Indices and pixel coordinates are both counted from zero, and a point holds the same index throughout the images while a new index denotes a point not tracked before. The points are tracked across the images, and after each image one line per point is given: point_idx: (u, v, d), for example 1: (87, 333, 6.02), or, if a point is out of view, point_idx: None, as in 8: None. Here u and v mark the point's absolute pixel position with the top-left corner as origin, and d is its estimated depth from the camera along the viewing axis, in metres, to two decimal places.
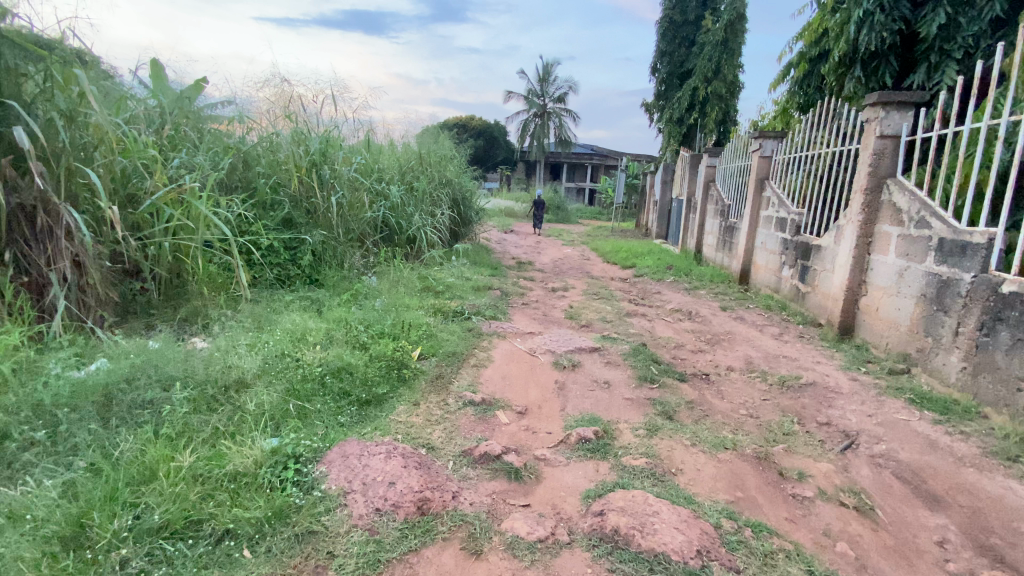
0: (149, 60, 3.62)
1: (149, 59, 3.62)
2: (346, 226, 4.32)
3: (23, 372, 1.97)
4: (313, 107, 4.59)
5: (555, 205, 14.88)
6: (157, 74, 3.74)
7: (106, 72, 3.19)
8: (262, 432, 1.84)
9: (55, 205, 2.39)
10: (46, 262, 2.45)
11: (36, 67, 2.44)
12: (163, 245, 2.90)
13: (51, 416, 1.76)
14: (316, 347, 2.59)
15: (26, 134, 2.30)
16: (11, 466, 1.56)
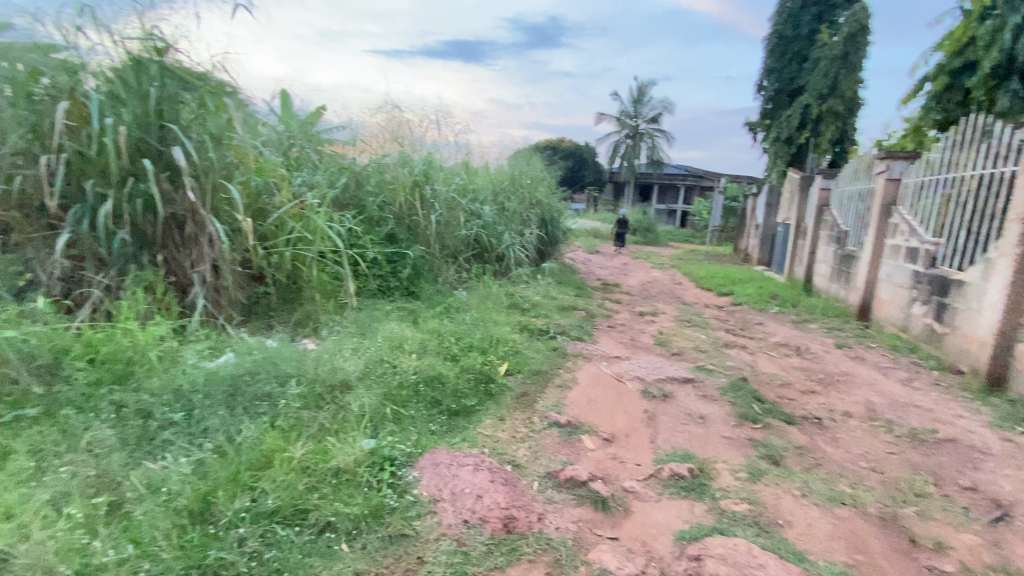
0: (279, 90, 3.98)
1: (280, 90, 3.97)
2: (442, 242, 4.53)
3: (164, 361, 2.20)
4: (417, 130, 4.89)
5: (644, 226, 14.47)
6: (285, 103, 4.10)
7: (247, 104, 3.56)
8: (363, 431, 1.95)
9: (202, 215, 2.75)
10: (190, 264, 2.83)
11: (193, 96, 2.83)
12: (285, 254, 3.22)
13: (187, 400, 1.97)
14: (410, 356, 2.70)
15: (183, 152, 2.69)
16: (152, 442, 1.78)
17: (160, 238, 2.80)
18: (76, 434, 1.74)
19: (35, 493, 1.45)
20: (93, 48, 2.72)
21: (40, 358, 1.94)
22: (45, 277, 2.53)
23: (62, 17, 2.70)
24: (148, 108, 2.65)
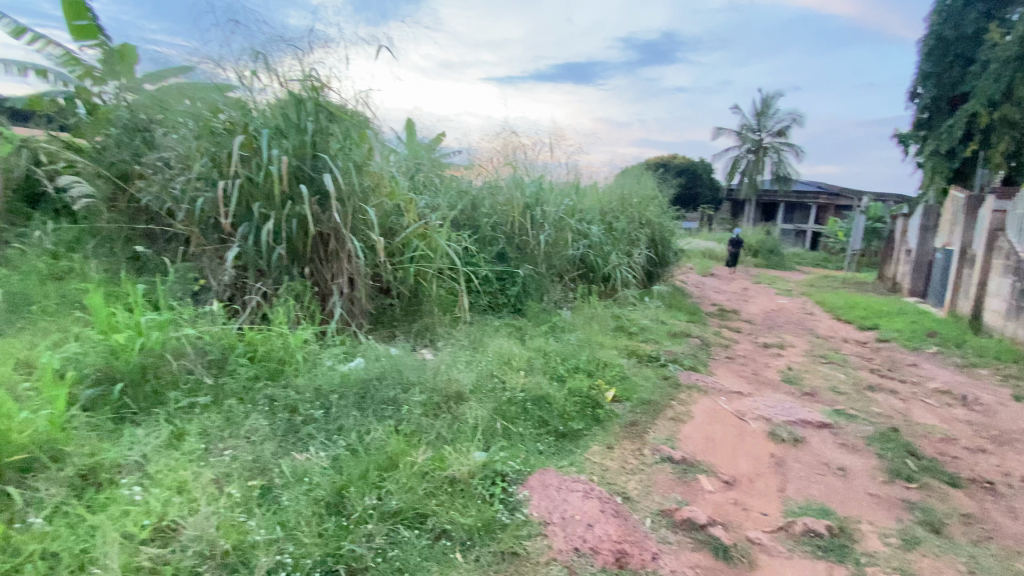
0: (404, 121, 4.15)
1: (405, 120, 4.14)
2: (550, 262, 4.60)
3: (306, 361, 2.39)
4: (530, 153, 5.04)
5: (767, 248, 13.29)
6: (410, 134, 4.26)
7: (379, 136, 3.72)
8: (476, 443, 2.02)
9: (342, 234, 3.09)
10: (331, 276, 3.18)
11: (339, 128, 3.21)
12: (408, 269, 3.48)
13: (325, 399, 2.15)
14: (518, 373, 2.75)
15: (331, 178, 3.05)
16: (297, 435, 1.93)
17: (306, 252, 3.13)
18: (236, 424, 1.91)
19: (203, 473, 1.57)
20: (261, 89, 3.18)
21: (211, 353, 2.17)
22: (214, 284, 2.97)
23: (239, 62, 3.17)
24: (304, 141, 3.05)
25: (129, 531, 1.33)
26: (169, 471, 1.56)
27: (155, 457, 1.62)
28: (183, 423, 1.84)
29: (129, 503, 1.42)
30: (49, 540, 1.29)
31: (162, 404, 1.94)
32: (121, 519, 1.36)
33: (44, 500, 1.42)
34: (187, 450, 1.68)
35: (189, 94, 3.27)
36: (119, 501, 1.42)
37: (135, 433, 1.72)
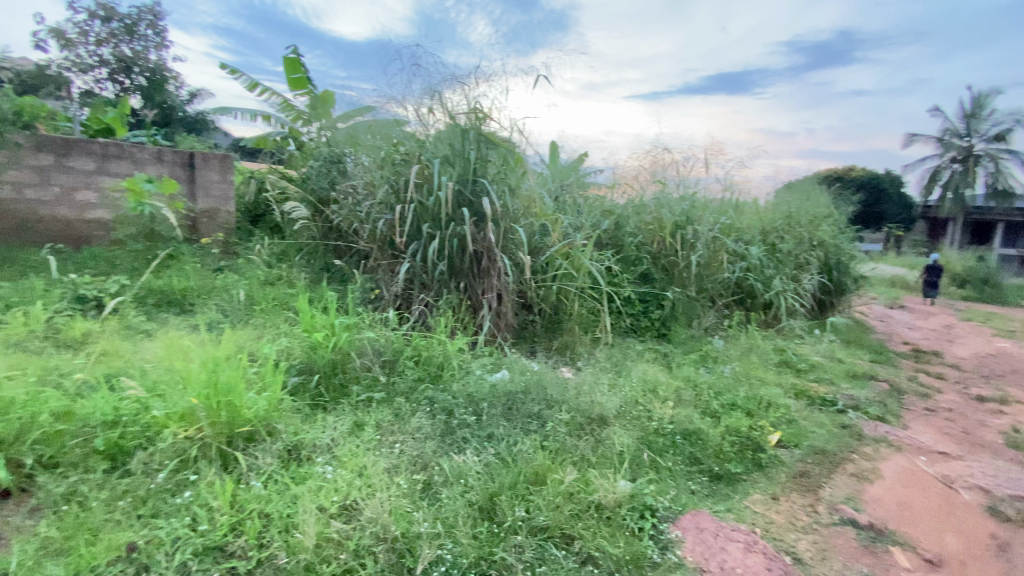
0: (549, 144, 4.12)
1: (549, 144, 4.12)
2: (701, 285, 4.29)
3: (457, 369, 2.51)
4: (681, 169, 4.76)
5: (981, 277, 10.75)
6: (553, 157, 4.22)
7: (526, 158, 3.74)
8: (622, 471, 1.97)
9: (495, 252, 3.25)
10: (482, 291, 3.30)
11: (497, 154, 3.43)
12: (551, 287, 3.51)
13: (477, 406, 2.24)
14: (666, 403, 2.60)
15: (489, 200, 3.27)
16: (454, 436, 2.04)
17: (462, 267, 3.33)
18: (403, 420, 2.08)
19: (378, 462, 1.74)
20: (435, 118, 3.50)
21: (384, 355, 2.42)
22: (385, 293, 3.32)
23: (415, 100, 3.58)
24: (467, 167, 3.30)
25: (322, 504, 1.50)
26: (353, 455, 1.74)
27: (343, 441, 1.83)
28: (364, 415, 2.06)
29: (321, 479, 1.60)
30: (264, 502, 1.47)
31: (348, 394, 2.20)
32: (315, 493, 1.53)
33: (260, 467, 1.62)
34: (367, 439, 1.88)
35: (377, 131, 3.78)
36: (314, 476, 1.61)
37: (327, 420, 1.97)
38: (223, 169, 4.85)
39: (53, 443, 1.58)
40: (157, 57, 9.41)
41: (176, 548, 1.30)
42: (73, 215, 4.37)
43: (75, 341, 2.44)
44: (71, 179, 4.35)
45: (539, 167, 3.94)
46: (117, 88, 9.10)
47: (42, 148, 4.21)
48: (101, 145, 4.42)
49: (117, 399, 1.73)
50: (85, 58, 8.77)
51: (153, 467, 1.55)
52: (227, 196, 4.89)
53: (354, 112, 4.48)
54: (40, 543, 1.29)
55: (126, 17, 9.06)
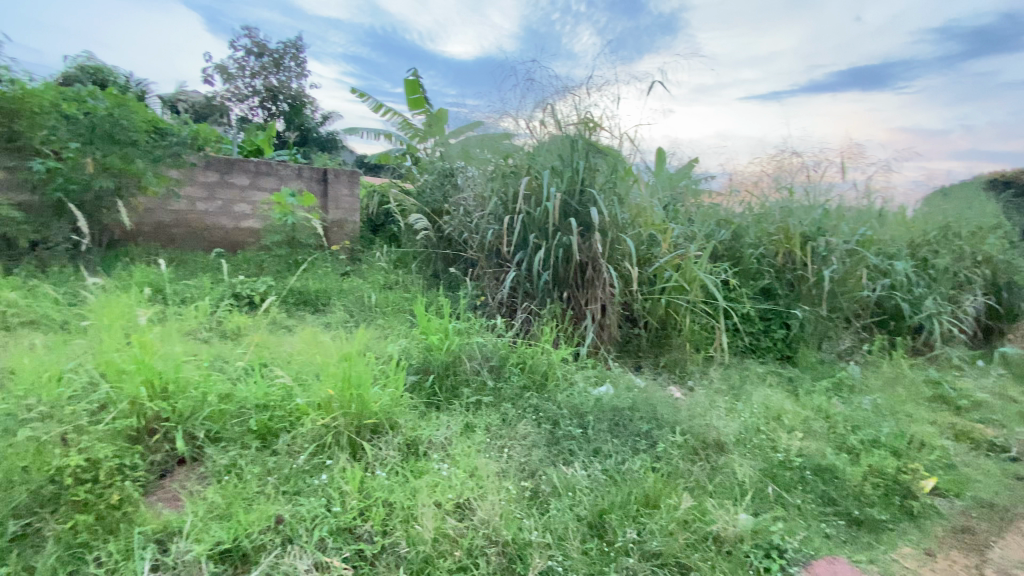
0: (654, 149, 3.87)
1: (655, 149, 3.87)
2: (834, 304, 3.86)
3: (561, 380, 2.47)
4: (810, 174, 4.29)
5: None
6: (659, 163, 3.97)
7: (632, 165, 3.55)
8: (742, 503, 1.82)
9: (601, 263, 3.18)
10: (586, 302, 3.23)
11: (608, 164, 3.38)
12: (660, 300, 3.35)
13: (581, 419, 2.19)
14: (792, 433, 2.35)
15: (599, 210, 3.22)
16: (560, 447, 2.02)
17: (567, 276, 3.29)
18: (510, 426, 2.11)
19: (489, 464, 1.78)
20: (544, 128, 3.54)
21: (492, 360, 2.47)
22: (490, 301, 3.38)
23: (526, 112, 3.65)
24: (576, 177, 3.27)
25: (437, 500, 1.56)
26: (465, 456, 1.80)
27: (457, 441, 1.91)
28: (474, 418, 2.11)
29: (437, 475, 1.68)
30: (387, 492, 1.57)
31: (459, 395, 2.29)
32: (431, 489, 1.60)
33: (383, 459, 1.74)
34: (478, 441, 1.94)
35: (489, 145, 3.88)
36: (431, 472, 1.69)
37: (440, 418, 2.07)
38: (351, 184, 5.40)
39: (217, 420, 1.81)
40: (298, 85, 10.70)
41: (315, 525, 1.43)
42: (231, 225, 5.09)
43: (233, 332, 2.81)
44: (231, 194, 5.04)
45: (645, 172, 3.66)
46: (266, 115, 10.49)
47: (210, 167, 4.91)
48: (255, 164, 5.10)
49: (268, 385, 1.96)
50: (243, 90, 10.25)
51: (296, 448, 1.72)
52: (354, 208, 5.43)
53: (465, 127, 4.66)
54: (205, 508, 1.43)
55: (274, 53, 10.43)
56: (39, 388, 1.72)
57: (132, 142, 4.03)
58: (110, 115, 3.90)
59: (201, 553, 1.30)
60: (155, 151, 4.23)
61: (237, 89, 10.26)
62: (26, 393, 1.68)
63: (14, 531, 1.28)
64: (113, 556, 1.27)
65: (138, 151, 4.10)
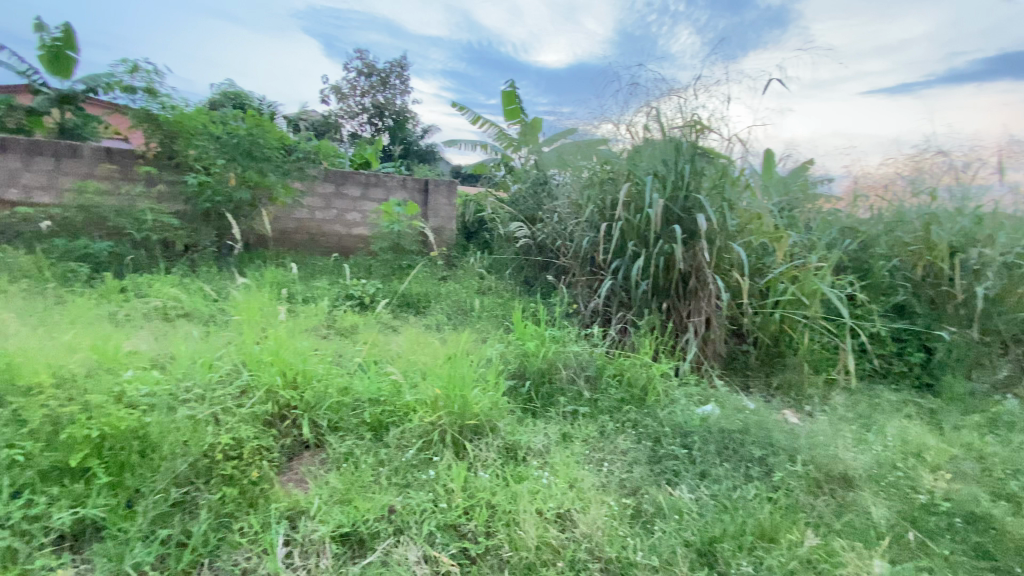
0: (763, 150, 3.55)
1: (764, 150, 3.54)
2: (988, 326, 3.32)
3: (662, 396, 2.36)
4: (958, 175, 3.74)
5: None
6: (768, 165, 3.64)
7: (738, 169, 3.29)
8: (878, 547, 1.61)
9: (707, 273, 3.01)
10: (688, 313, 3.08)
11: (716, 168, 3.19)
12: (773, 315, 3.10)
13: (685, 437, 2.08)
14: (936, 472, 2.04)
15: (706, 217, 3.04)
16: (662, 465, 1.93)
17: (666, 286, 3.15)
18: (609, 438, 2.05)
19: (589, 476, 1.75)
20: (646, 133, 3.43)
21: (589, 370, 2.42)
22: (582, 309, 3.33)
23: (627, 116, 3.56)
24: (680, 181, 3.10)
25: (539, 507, 1.56)
26: (565, 466, 1.78)
27: (556, 448, 1.90)
28: (571, 427, 2.09)
29: (537, 482, 1.67)
30: (490, 493, 1.60)
31: (555, 404, 2.26)
32: (532, 495, 1.60)
33: (485, 459, 1.78)
34: (577, 452, 1.91)
35: (586, 151, 3.80)
36: (531, 478, 1.69)
37: (537, 425, 2.06)
38: (449, 193, 5.66)
39: (336, 411, 1.97)
40: (402, 102, 11.45)
41: (425, 518, 1.49)
42: (344, 232, 5.55)
43: (346, 330, 3.04)
44: (344, 204, 5.49)
45: (753, 175, 3.36)
46: (374, 130, 11.34)
47: (327, 179, 5.38)
48: (365, 176, 5.50)
49: (380, 381, 2.10)
50: (354, 109, 11.18)
51: (405, 442, 1.82)
52: (451, 216, 5.70)
53: (559, 133, 4.64)
54: (329, 492, 1.56)
55: (382, 73, 11.28)
56: (195, 371, 1.96)
57: (266, 158, 4.56)
58: (249, 134, 4.44)
59: (325, 533, 1.40)
60: (284, 165, 4.72)
61: (349, 108, 11.22)
62: (186, 375, 1.93)
63: (176, 496, 1.44)
64: (252, 529, 1.41)
65: (271, 166, 4.60)
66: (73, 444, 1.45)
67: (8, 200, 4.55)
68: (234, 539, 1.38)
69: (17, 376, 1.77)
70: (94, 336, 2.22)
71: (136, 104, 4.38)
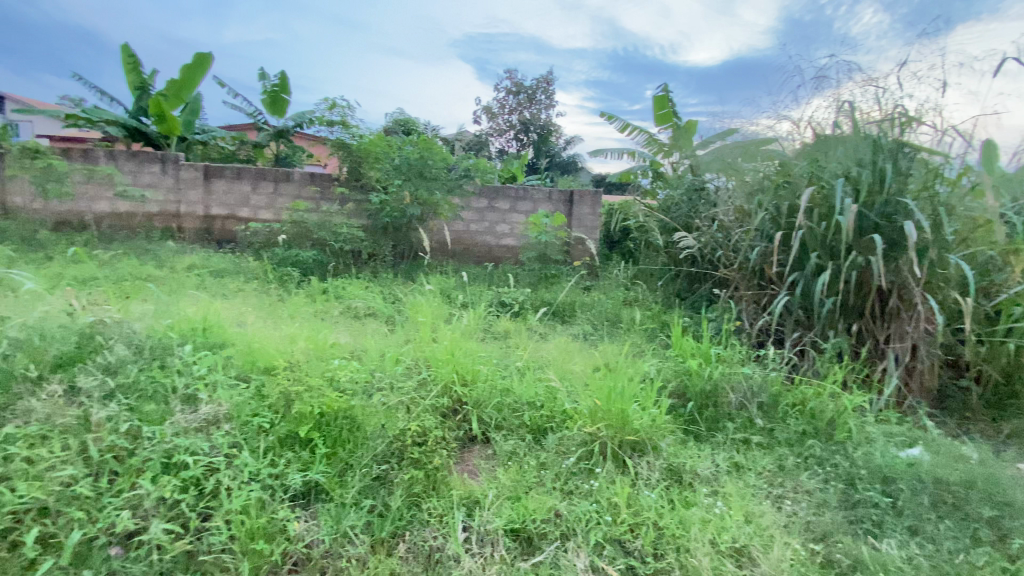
0: (987, 138, 2.90)
1: (987, 138, 2.89)
2: None
3: (854, 432, 2.06)
4: None
5: None
6: (992, 157, 2.97)
7: (956, 166, 2.74)
8: None
9: (914, 292, 2.56)
10: (885, 338, 2.65)
11: (928, 168, 2.70)
12: (1007, 345, 2.52)
13: (886, 483, 1.78)
14: None
15: (916, 225, 2.57)
16: (857, 512, 1.68)
17: (857, 305, 2.74)
18: (788, 474, 1.84)
19: (770, 513, 1.60)
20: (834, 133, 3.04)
21: (762, 396, 2.21)
22: (747, 327, 3.04)
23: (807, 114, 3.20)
24: (879, 184, 2.68)
25: (713, 538, 1.47)
26: (740, 498, 1.65)
27: (727, 477, 1.77)
28: (742, 456, 1.92)
29: (708, 511, 1.58)
30: (656, 514, 1.55)
31: (722, 428, 2.10)
32: (703, 524, 1.51)
33: (648, 478, 1.74)
34: (751, 484, 1.75)
35: (755, 154, 3.46)
36: (700, 506, 1.60)
37: (703, 449, 1.93)
38: (594, 204, 5.68)
39: (500, 411, 2.09)
40: (546, 116, 11.85)
41: (591, 528, 1.50)
42: (493, 242, 5.89)
43: (501, 334, 3.22)
44: (496, 216, 5.82)
45: (973, 171, 2.77)
46: (519, 145, 11.90)
47: (482, 193, 5.77)
48: (515, 190, 5.77)
49: (537, 387, 2.19)
50: (503, 126, 11.86)
51: (565, 449, 1.85)
52: (594, 226, 5.72)
53: (717, 135, 4.34)
54: (499, 488, 1.66)
55: (529, 90, 11.78)
56: (384, 365, 2.24)
57: (434, 177, 5.03)
58: (420, 155, 4.93)
59: (499, 526, 1.50)
60: (448, 184, 5.16)
61: (498, 126, 11.94)
62: (376, 367, 2.22)
63: (377, 472, 1.66)
64: (436, 510, 1.57)
65: (438, 184, 5.08)
66: (301, 417, 1.77)
67: (242, 217, 5.71)
68: (422, 517, 1.54)
69: (257, 360, 2.19)
70: (306, 329, 2.65)
71: (333, 135, 5.25)
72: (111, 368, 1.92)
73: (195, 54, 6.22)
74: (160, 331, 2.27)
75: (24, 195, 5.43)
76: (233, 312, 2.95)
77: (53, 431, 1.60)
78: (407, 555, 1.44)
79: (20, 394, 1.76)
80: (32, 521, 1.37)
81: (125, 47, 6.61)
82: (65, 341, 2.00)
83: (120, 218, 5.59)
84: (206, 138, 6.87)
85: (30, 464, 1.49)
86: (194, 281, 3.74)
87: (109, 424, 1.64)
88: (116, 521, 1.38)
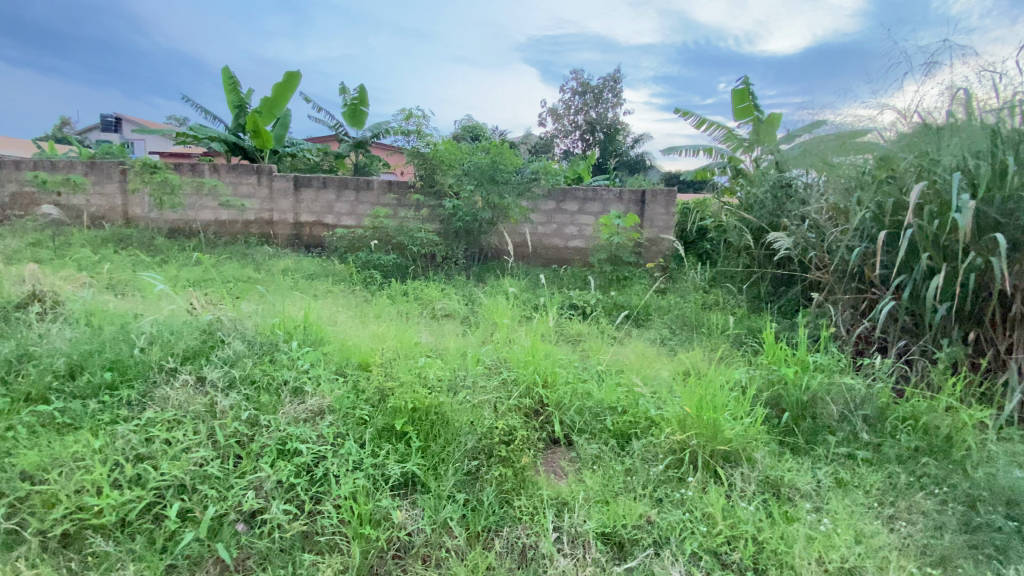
0: None
1: None
2: None
3: (977, 451, 1.86)
4: None
5: None
6: None
7: None
8: None
9: None
10: (1009, 348, 2.37)
11: None
12: None
13: (1012, 506, 1.60)
14: None
15: None
16: (976, 535, 1.51)
17: (976, 311, 2.46)
18: (900, 493, 1.70)
19: (882, 533, 1.49)
20: (947, 122, 2.75)
21: (866, 408, 2.05)
22: (845, 333, 2.83)
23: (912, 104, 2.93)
24: (997, 175, 2.37)
25: (819, 556, 1.40)
26: (848, 516, 1.55)
27: (831, 493, 1.66)
28: (846, 471, 1.80)
29: (812, 528, 1.50)
30: (755, 527, 1.50)
31: (822, 442, 1.97)
32: (807, 541, 1.44)
33: (743, 490, 1.67)
34: (860, 502, 1.63)
35: (851, 146, 3.18)
36: (802, 521, 1.52)
37: (802, 463, 1.83)
38: (667, 203, 5.49)
39: (582, 414, 2.09)
40: (613, 116, 11.69)
41: (685, 537, 1.48)
42: (562, 244, 5.89)
43: (574, 337, 3.21)
44: (565, 218, 5.81)
45: None
46: (585, 145, 11.84)
47: (551, 195, 5.78)
48: (584, 192, 5.72)
49: (618, 391, 2.16)
50: (568, 127, 11.84)
51: (652, 456, 1.81)
52: (668, 226, 5.54)
53: (805, 127, 4.06)
54: (588, 491, 1.66)
55: (595, 89, 11.65)
56: (466, 364, 2.32)
57: (506, 182, 5.10)
58: (492, 161, 4.96)
59: (590, 528, 1.51)
60: (518, 187, 5.23)
61: (564, 127, 11.93)
62: (460, 366, 2.30)
63: (469, 468, 1.72)
64: (527, 508, 1.61)
65: (509, 188, 5.15)
66: (396, 412, 1.87)
67: (327, 223, 6.10)
68: (514, 514, 1.59)
69: (351, 356, 2.34)
70: (392, 329, 2.80)
71: (409, 144, 5.32)
72: (230, 361, 2.12)
73: (286, 73, 6.75)
74: (267, 328, 2.49)
75: (144, 206, 6.15)
76: (325, 312, 3.16)
77: (186, 417, 1.79)
78: (503, 550, 1.49)
79: (157, 382, 1.98)
80: (173, 496, 1.53)
81: (225, 70, 7.32)
82: (190, 337, 2.24)
83: (222, 225, 6.16)
84: (295, 151, 7.41)
85: (169, 445, 1.67)
86: (288, 283, 4.05)
87: (232, 412, 1.82)
88: (243, 500, 1.52)
